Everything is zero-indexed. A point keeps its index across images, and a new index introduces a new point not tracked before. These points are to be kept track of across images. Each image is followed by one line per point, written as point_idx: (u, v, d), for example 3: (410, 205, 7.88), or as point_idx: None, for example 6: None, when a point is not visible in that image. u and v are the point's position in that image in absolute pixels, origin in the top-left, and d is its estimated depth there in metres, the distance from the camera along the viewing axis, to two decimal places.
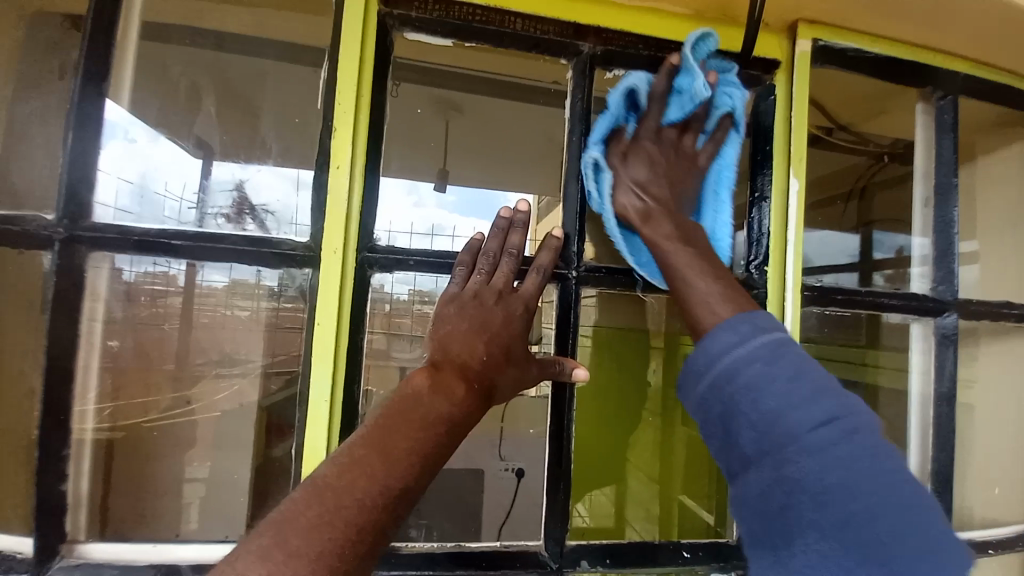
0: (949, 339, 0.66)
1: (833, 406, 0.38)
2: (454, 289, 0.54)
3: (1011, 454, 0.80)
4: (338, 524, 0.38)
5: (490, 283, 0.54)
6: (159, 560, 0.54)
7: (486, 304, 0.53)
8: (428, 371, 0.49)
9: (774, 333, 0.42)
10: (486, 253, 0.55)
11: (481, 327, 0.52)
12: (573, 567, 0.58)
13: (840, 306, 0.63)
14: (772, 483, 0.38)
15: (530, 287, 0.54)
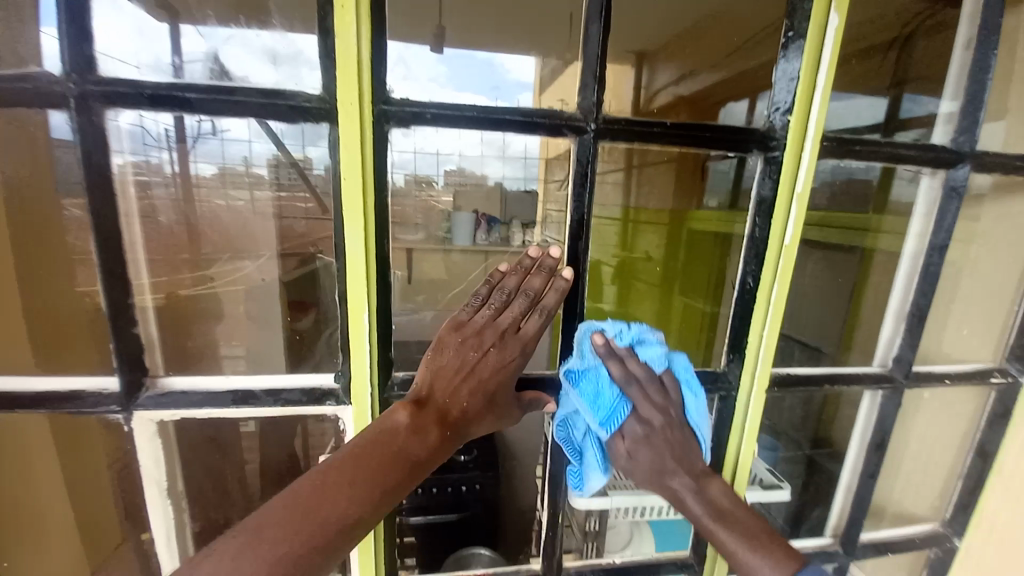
0: (956, 191, 0.68)
1: None
2: (465, 316, 0.60)
3: (987, 305, 0.86)
4: (325, 522, 0.48)
5: (497, 320, 0.59)
6: (236, 387, 0.62)
7: (484, 342, 0.59)
8: (410, 408, 0.57)
9: None
10: (500, 290, 0.60)
11: (472, 368, 0.59)
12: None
13: (856, 158, 0.63)
14: None
15: (531, 329, 0.60)
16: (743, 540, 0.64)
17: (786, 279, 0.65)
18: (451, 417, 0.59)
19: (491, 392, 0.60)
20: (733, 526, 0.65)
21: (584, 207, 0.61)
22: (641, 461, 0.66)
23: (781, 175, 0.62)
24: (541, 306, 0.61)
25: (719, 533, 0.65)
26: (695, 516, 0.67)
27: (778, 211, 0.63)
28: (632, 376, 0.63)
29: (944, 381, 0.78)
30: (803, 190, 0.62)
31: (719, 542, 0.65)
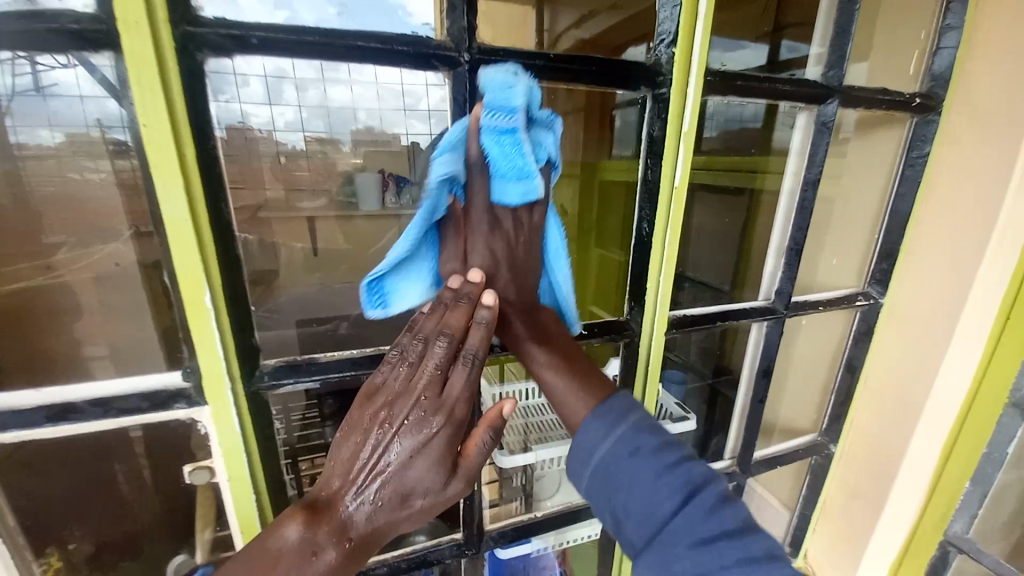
0: (826, 127, 0.70)
1: (623, 422, 0.53)
2: (378, 380, 0.51)
3: (852, 234, 0.94)
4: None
5: (411, 383, 0.50)
6: (50, 400, 0.50)
7: (394, 416, 0.49)
8: (302, 515, 0.47)
9: (624, 422, 0.53)
10: (415, 342, 0.51)
11: (372, 457, 0.48)
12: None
13: (737, 93, 0.62)
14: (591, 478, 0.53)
15: (456, 387, 0.50)
16: (579, 386, 0.57)
17: (678, 224, 0.65)
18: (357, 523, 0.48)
19: (405, 486, 0.48)
20: (560, 346, 0.60)
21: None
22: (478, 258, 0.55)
23: (670, 112, 0.59)
24: (466, 351, 0.50)
25: (552, 383, 0.58)
26: (547, 377, 0.58)
27: (669, 150, 0.61)
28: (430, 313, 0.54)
29: (818, 308, 0.86)
30: (689, 129, 0.60)
31: (546, 385, 0.59)
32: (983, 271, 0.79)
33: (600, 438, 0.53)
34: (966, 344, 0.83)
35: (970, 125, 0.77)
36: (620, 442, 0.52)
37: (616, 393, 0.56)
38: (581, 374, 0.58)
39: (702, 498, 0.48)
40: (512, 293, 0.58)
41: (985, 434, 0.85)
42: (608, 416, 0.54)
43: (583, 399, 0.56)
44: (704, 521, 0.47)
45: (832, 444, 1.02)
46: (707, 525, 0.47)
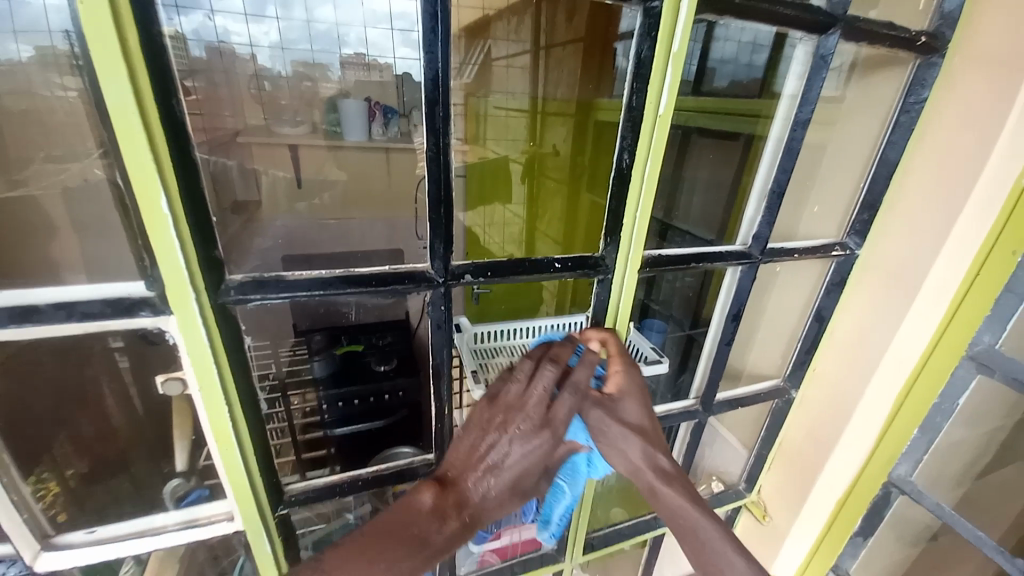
0: (824, 61, 0.66)
1: None
2: (499, 387, 0.69)
3: (839, 184, 0.93)
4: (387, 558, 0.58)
5: (519, 393, 0.67)
6: (9, 301, 0.49)
7: (515, 409, 0.67)
8: (432, 489, 0.64)
9: None
10: (528, 361, 0.68)
11: (491, 441, 0.67)
12: (458, 281, 0.62)
13: (733, 14, 0.58)
14: None
15: (564, 399, 0.68)
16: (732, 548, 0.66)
17: (661, 154, 0.63)
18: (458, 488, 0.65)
19: (510, 482, 0.69)
20: (688, 493, 0.70)
21: (440, 61, 0.50)
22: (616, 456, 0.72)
23: (659, 30, 0.56)
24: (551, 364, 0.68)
25: (675, 498, 0.70)
26: (675, 501, 0.70)
27: (656, 73, 0.58)
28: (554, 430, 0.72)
29: (793, 255, 0.86)
30: (678, 51, 0.57)
31: (674, 516, 0.70)
32: (958, 225, 0.79)
33: None
34: (932, 296, 0.85)
35: (973, 69, 0.73)
36: None
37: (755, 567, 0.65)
38: (704, 509, 0.69)
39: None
40: (644, 426, 0.72)
41: (938, 385, 0.89)
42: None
43: (689, 501, 0.70)
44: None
45: (792, 388, 1.07)
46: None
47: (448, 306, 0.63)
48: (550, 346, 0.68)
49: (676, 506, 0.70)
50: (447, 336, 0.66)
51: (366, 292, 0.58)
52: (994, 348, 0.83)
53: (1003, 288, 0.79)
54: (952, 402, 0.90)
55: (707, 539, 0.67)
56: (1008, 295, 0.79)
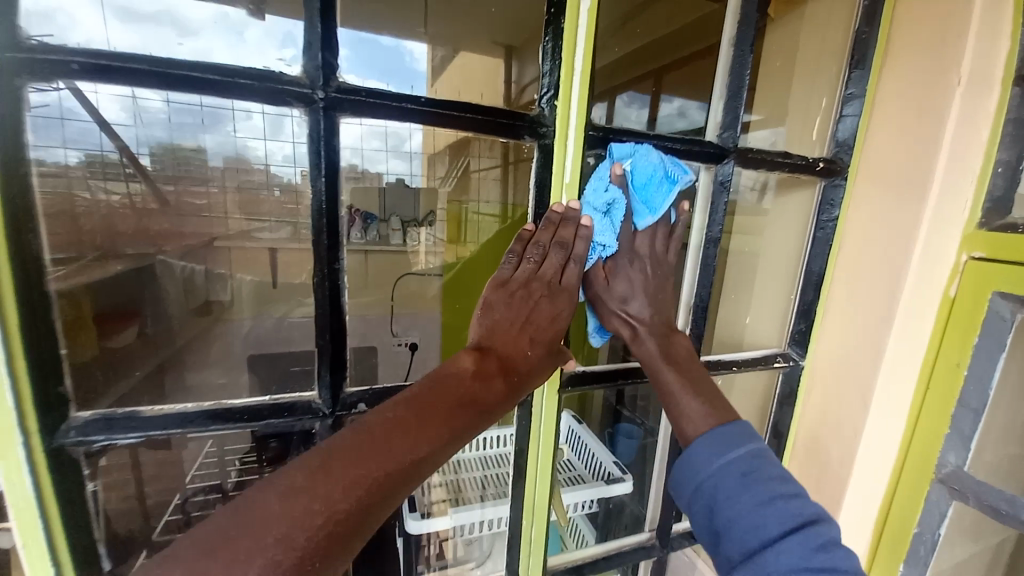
0: (724, 186, 0.70)
1: (744, 448, 0.56)
2: (507, 271, 0.57)
3: (770, 295, 0.94)
4: (402, 454, 0.43)
5: (540, 272, 0.57)
6: None
7: (535, 292, 0.57)
8: (472, 356, 0.53)
9: (745, 445, 0.56)
10: (536, 244, 0.58)
11: (527, 319, 0.56)
12: (348, 412, 0.58)
13: (623, 149, 0.62)
14: (693, 506, 0.57)
15: (572, 278, 0.58)
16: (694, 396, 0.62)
17: None
18: (511, 365, 0.55)
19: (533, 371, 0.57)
20: (693, 379, 0.63)
21: (324, 194, 0.50)
22: (623, 286, 0.64)
23: (551, 164, 0.59)
24: (575, 256, 0.58)
25: (682, 397, 0.62)
26: (677, 392, 0.63)
27: (553, 201, 0.59)
28: (609, 281, 0.64)
29: (731, 369, 0.83)
30: (571, 182, 0.60)
31: (675, 405, 0.62)
32: (893, 342, 0.77)
33: (722, 451, 0.56)
34: (886, 413, 0.81)
35: (874, 191, 0.77)
36: (736, 462, 0.55)
37: (738, 421, 0.59)
38: (705, 393, 0.62)
39: (764, 483, 0.53)
40: (647, 311, 0.64)
41: (914, 512, 0.82)
42: (725, 445, 0.56)
43: (702, 409, 0.60)
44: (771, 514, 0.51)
45: None
46: (776, 512, 0.51)
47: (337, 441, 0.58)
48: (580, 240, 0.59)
49: (687, 409, 0.61)
50: None
51: (234, 427, 0.55)
52: (962, 469, 0.77)
53: (954, 402, 0.76)
54: (932, 533, 0.81)
55: (686, 408, 0.61)
56: (962, 410, 0.76)
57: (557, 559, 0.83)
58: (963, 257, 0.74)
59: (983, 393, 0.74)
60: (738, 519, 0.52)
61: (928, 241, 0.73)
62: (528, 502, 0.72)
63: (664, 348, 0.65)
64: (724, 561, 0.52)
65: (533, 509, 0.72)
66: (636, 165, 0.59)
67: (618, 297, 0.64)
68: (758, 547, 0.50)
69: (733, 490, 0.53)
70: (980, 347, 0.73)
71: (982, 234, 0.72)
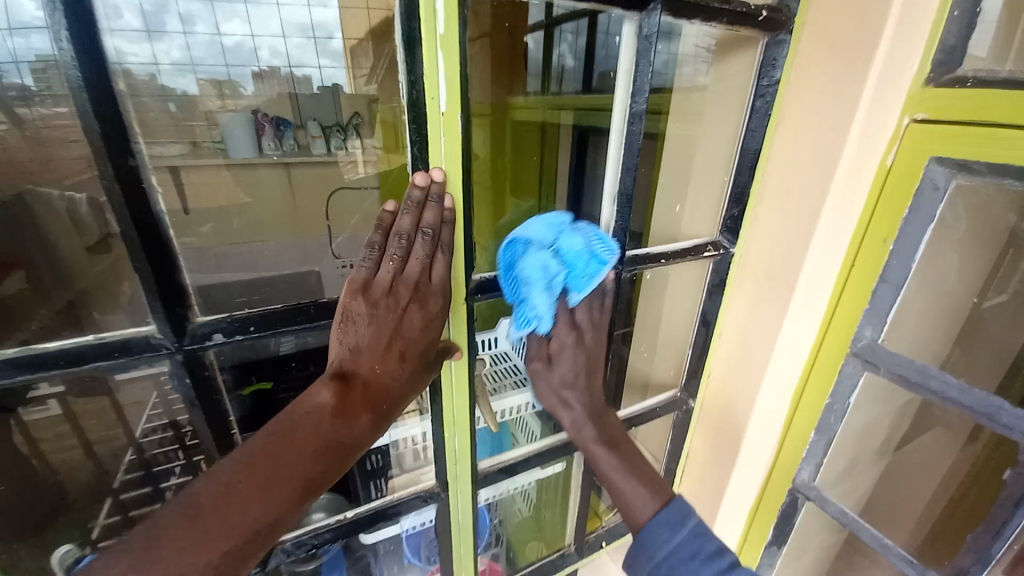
0: (650, 42, 0.58)
1: (688, 521, 0.65)
2: (366, 276, 0.50)
3: (704, 178, 0.86)
4: (254, 510, 0.45)
5: (405, 274, 0.52)
6: None
7: (400, 301, 0.52)
8: (334, 388, 0.51)
9: (688, 520, 0.65)
10: (398, 235, 0.50)
11: (395, 333, 0.53)
12: (202, 346, 0.47)
13: None
14: (642, 559, 0.65)
15: (442, 274, 0.54)
16: (643, 486, 0.69)
17: (455, 162, 0.51)
18: (379, 392, 0.54)
19: (399, 390, 0.56)
20: (626, 453, 0.73)
21: (69, 53, 0.35)
22: (564, 368, 0.69)
23: (417, 7, 0.43)
24: (442, 245, 0.53)
25: (619, 483, 0.70)
26: (598, 451, 0.72)
27: (425, 65, 0.45)
28: (553, 357, 0.69)
29: (659, 261, 0.78)
30: (447, 35, 0.45)
31: (610, 484, 0.71)
32: (825, 223, 0.73)
33: (672, 531, 0.64)
34: (813, 296, 0.80)
35: (820, 48, 0.67)
36: (685, 539, 0.63)
37: (676, 498, 0.68)
38: (644, 477, 0.70)
39: (711, 559, 0.61)
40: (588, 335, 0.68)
41: (828, 385, 0.86)
42: (672, 520, 0.65)
43: (626, 473, 0.70)
44: (693, 568, 0.60)
45: (690, 400, 1.00)
46: (703, 565, 0.61)
47: (197, 378, 0.49)
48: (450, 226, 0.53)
49: (632, 492, 0.69)
50: (209, 408, 0.52)
51: (60, 374, 0.43)
52: (876, 343, 0.78)
53: (877, 279, 0.75)
54: (843, 403, 0.85)
55: (623, 495, 0.69)
56: (884, 286, 0.75)
57: (490, 461, 0.82)
58: (905, 120, 0.67)
59: (905, 267, 0.72)
60: None
61: (874, 101, 0.66)
62: (446, 415, 0.68)
63: (606, 436, 0.73)
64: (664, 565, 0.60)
65: (453, 423, 0.69)
66: (561, 247, 0.60)
67: (559, 380, 0.70)
68: None
69: (685, 558, 0.62)
70: (908, 221, 0.70)
71: (929, 92, 0.65)
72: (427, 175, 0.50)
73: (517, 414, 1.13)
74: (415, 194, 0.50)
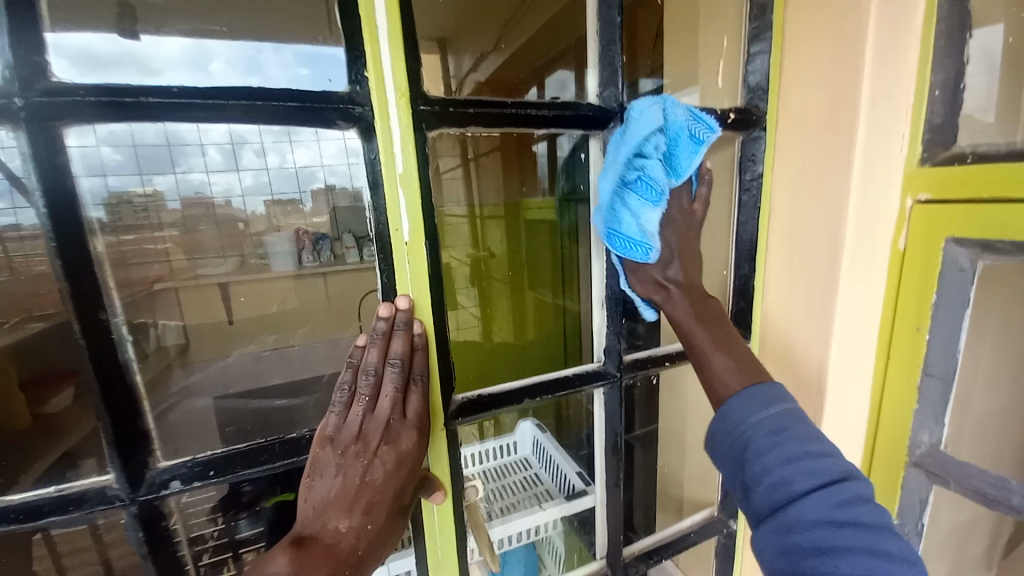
0: None
1: (778, 401, 0.50)
2: (335, 422, 0.50)
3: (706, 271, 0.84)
4: None
5: (375, 411, 0.50)
6: None
7: (372, 446, 0.50)
8: (294, 549, 0.47)
9: (780, 400, 0.50)
10: (365, 371, 0.50)
11: (363, 481, 0.50)
12: (158, 494, 0.48)
13: (477, 124, 0.52)
14: (725, 453, 0.50)
15: (416, 409, 0.52)
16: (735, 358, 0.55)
17: (424, 284, 0.51)
18: (343, 550, 0.49)
19: (364, 550, 0.50)
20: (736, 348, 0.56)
21: (51, 226, 0.40)
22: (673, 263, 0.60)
23: (378, 152, 0.47)
24: (415, 377, 0.52)
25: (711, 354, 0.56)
26: (691, 329, 0.58)
27: (386, 203, 0.48)
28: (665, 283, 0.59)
29: (664, 363, 0.75)
30: (406, 172, 0.48)
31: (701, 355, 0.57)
32: (842, 310, 0.67)
33: (758, 407, 0.49)
34: (846, 392, 0.71)
35: (799, 139, 0.68)
36: (775, 420, 0.48)
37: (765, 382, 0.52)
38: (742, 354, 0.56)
39: (796, 441, 0.46)
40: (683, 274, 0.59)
41: (892, 500, 0.72)
42: (761, 399, 0.50)
43: (718, 346, 0.56)
44: (805, 471, 0.44)
45: (731, 518, 0.88)
46: (808, 468, 0.44)
47: (150, 528, 0.49)
48: (418, 353, 0.53)
49: (720, 362, 0.55)
50: (163, 559, 0.51)
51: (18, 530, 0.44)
52: (938, 448, 0.67)
53: (919, 371, 0.66)
54: (916, 524, 0.71)
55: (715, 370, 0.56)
56: (930, 379, 0.65)
57: None
58: (907, 201, 0.64)
59: (949, 357, 0.64)
60: (781, 471, 0.45)
61: (866, 187, 0.63)
62: (433, 554, 0.61)
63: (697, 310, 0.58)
64: (754, 511, 0.47)
65: (440, 564, 0.62)
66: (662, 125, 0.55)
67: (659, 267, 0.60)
68: (788, 503, 0.44)
69: (765, 446, 0.47)
70: (939, 305, 0.63)
71: (926, 172, 0.62)
72: (394, 305, 0.51)
73: (543, 532, 1.00)
74: (379, 328, 0.50)
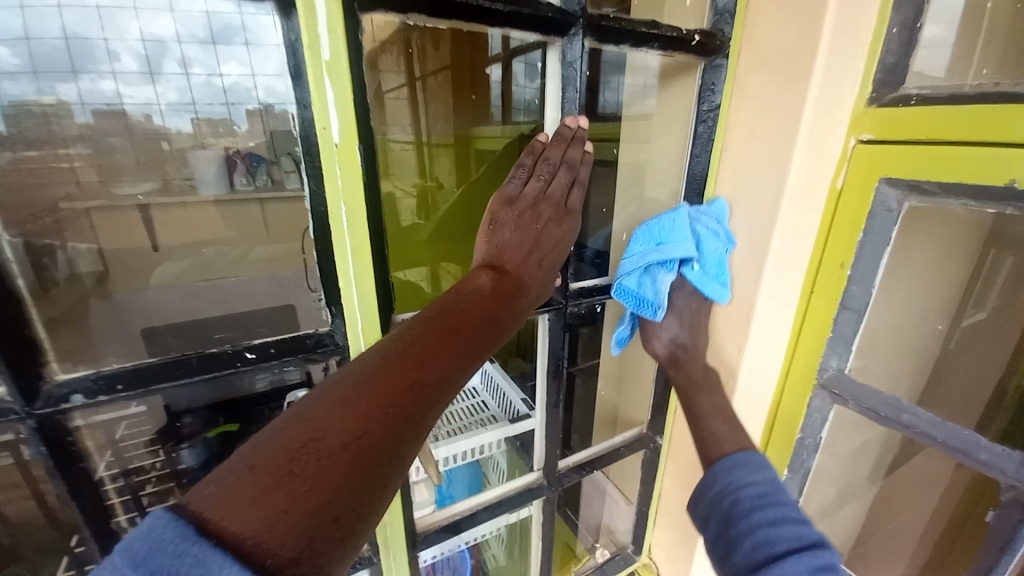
0: (574, 67, 0.57)
1: (765, 479, 0.64)
2: (513, 189, 0.57)
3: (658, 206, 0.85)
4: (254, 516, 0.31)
5: (532, 188, 0.58)
6: None
7: (527, 216, 0.57)
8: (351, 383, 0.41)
9: (762, 472, 0.65)
10: (547, 159, 0.59)
11: (512, 249, 0.56)
12: (58, 408, 0.45)
13: (420, 11, 0.45)
14: (717, 509, 0.64)
15: (555, 197, 0.59)
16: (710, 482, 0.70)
17: (357, 194, 0.47)
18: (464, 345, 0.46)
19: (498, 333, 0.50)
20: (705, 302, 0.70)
21: None
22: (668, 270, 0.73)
23: (299, 33, 0.41)
24: (575, 172, 0.61)
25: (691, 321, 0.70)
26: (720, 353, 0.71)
27: (314, 94, 0.42)
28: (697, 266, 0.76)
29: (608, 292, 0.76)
30: (334, 61, 0.42)
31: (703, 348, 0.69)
32: (776, 244, 0.70)
33: (746, 473, 0.65)
34: (772, 322, 0.77)
35: (757, 72, 0.67)
36: (759, 486, 0.63)
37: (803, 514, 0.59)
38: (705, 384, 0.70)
39: (777, 501, 0.60)
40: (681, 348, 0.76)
41: (798, 419, 0.80)
42: (749, 469, 0.65)
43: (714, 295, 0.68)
44: (791, 526, 0.57)
45: (657, 436, 0.96)
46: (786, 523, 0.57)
47: (54, 443, 0.46)
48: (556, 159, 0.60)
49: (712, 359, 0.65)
50: (73, 476, 0.49)
51: None
52: (843, 373, 0.74)
53: (838, 306, 0.71)
54: (815, 438, 0.80)
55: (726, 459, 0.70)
56: (846, 313, 0.71)
57: (431, 517, 0.76)
58: (851, 141, 0.65)
59: (866, 292, 0.69)
60: (757, 530, 0.58)
61: (813, 123, 0.64)
62: None
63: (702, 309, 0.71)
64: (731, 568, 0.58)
65: None
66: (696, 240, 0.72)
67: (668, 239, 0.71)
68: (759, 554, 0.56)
69: (749, 507, 0.61)
70: (864, 243, 0.66)
71: (872, 111, 0.62)
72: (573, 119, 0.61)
73: (487, 451, 1.04)
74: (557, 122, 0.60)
